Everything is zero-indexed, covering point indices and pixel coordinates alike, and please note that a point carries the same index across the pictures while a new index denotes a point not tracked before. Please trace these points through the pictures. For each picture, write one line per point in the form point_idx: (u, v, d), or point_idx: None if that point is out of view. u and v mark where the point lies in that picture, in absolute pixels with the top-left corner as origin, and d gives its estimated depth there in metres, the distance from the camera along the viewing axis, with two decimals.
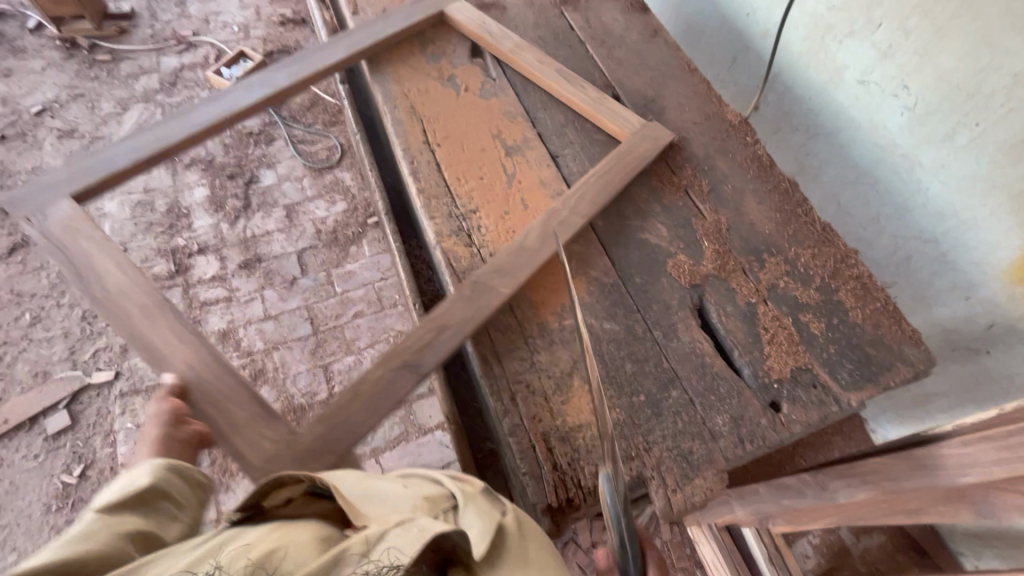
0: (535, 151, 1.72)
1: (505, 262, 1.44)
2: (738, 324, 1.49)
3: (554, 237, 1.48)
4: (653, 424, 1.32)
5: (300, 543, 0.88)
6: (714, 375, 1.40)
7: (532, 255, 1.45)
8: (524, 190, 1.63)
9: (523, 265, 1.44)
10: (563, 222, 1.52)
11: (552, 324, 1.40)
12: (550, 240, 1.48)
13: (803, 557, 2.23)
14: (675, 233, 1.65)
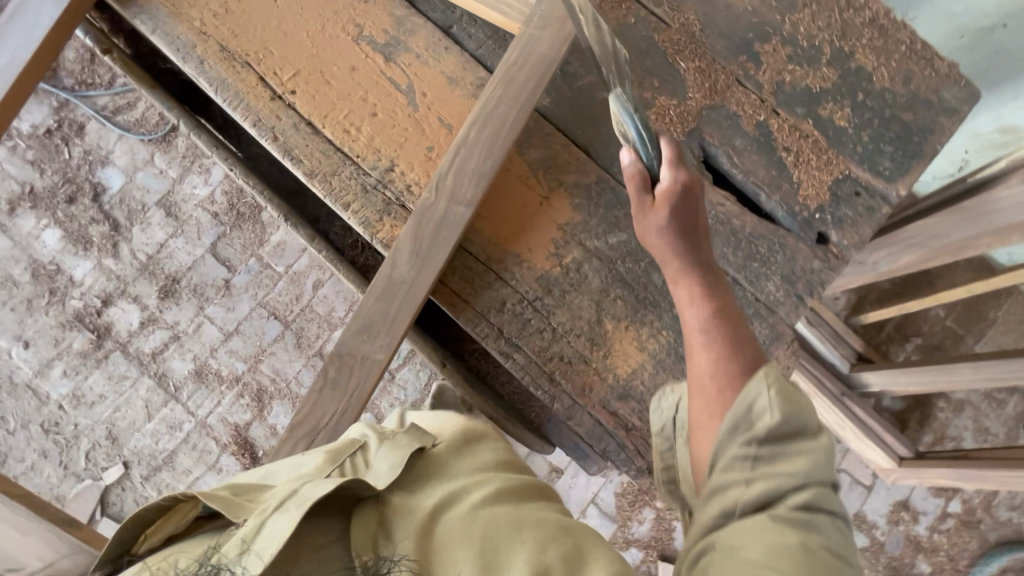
0: (419, 34, 1.20)
1: (375, 315, 1.11)
2: (754, 159, 1.21)
3: (429, 263, 1.08)
4: None
5: (185, 558, 0.73)
6: (748, 236, 1.18)
7: (409, 297, 1.09)
8: (436, 105, 1.18)
9: (403, 314, 1.10)
10: (440, 227, 1.08)
11: (553, 271, 1.13)
12: (426, 266, 1.08)
13: (834, 301, 2.30)
14: (641, 68, 1.23)
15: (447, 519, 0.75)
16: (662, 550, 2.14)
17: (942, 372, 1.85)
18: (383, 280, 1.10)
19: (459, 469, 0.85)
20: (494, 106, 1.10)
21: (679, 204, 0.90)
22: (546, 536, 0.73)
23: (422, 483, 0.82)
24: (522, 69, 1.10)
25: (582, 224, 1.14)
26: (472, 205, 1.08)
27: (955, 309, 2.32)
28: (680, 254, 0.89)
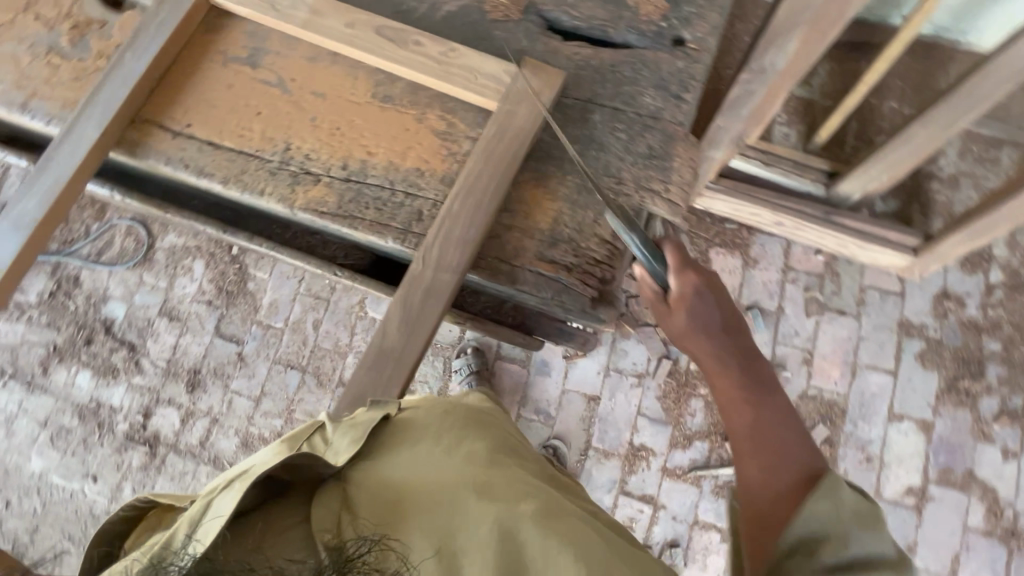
0: (273, 35, 1.36)
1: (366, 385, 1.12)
2: (590, 4, 1.29)
3: (418, 331, 1.13)
4: (605, 155, 1.20)
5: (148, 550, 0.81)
6: (611, 67, 1.25)
7: (396, 369, 1.12)
8: (305, 83, 1.32)
9: (389, 380, 1.12)
10: (427, 296, 1.14)
11: (453, 169, 1.22)
12: (415, 335, 1.13)
13: (785, 137, 2.31)
14: None
15: (417, 490, 0.88)
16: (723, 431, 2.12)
17: (901, 145, 1.82)
18: (375, 353, 1.13)
19: (428, 442, 0.97)
20: (472, 178, 1.15)
21: (702, 302, 1.15)
22: (507, 497, 0.87)
23: (394, 460, 0.94)
24: (504, 143, 1.17)
25: (461, 121, 1.25)
26: (451, 281, 1.13)
27: (907, 94, 2.29)
28: (707, 348, 1.13)
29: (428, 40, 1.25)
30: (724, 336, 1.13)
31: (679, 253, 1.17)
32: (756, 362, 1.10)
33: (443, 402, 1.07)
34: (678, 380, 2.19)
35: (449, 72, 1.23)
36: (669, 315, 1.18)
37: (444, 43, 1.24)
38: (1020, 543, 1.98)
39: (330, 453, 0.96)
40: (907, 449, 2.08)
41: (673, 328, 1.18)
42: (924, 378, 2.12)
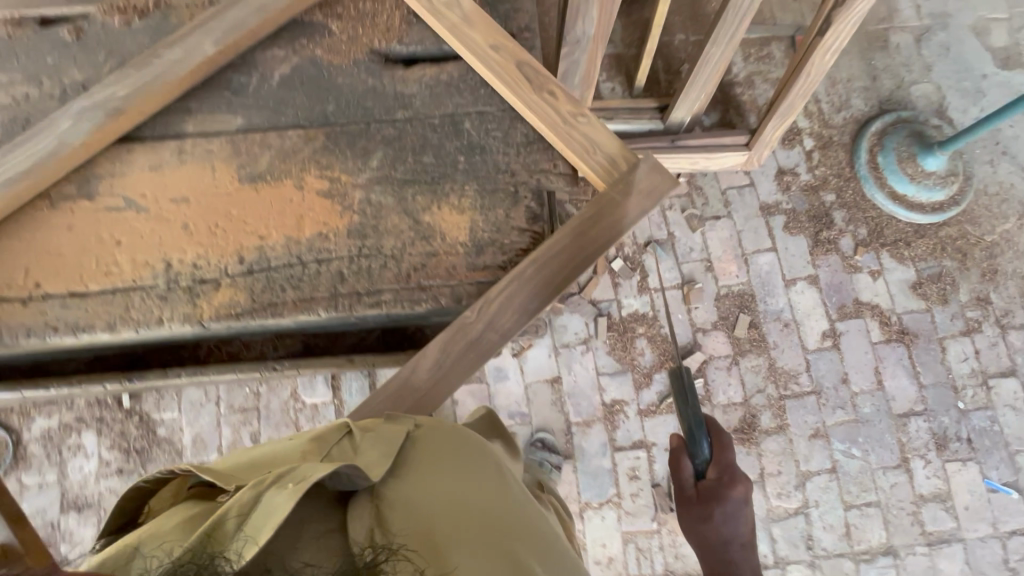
0: (99, 158, 1.24)
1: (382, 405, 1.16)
2: (417, 28, 1.35)
3: (446, 382, 1.15)
4: (490, 155, 1.26)
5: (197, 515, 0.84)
6: (461, 76, 1.32)
7: (420, 404, 1.16)
8: (160, 194, 1.22)
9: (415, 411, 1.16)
10: (466, 351, 1.15)
11: (355, 220, 1.21)
12: (442, 381, 1.16)
13: (612, 91, 2.59)
14: (284, 39, 1.34)
15: (451, 522, 0.89)
16: (672, 356, 2.32)
17: (705, 65, 2.16)
18: (396, 383, 1.16)
19: (452, 473, 0.99)
20: (551, 260, 1.16)
21: (728, 512, 1.17)
22: (532, 549, 0.92)
23: (420, 486, 0.95)
24: (595, 227, 1.17)
25: (342, 173, 1.24)
26: (489, 349, 1.15)
27: (688, 24, 2.66)
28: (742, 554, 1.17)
29: (563, 96, 1.24)
30: (732, 543, 1.17)
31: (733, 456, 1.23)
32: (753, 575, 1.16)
33: (456, 433, 1.10)
34: (618, 330, 2.35)
35: (572, 132, 1.23)
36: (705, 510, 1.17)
37: (579, 106, 1.24)
38: (911, 337, 2.42)
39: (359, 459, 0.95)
40: (809, 304, 2.44)
41: (697, 520, 1.18)
42: (796, 243, 2.50)
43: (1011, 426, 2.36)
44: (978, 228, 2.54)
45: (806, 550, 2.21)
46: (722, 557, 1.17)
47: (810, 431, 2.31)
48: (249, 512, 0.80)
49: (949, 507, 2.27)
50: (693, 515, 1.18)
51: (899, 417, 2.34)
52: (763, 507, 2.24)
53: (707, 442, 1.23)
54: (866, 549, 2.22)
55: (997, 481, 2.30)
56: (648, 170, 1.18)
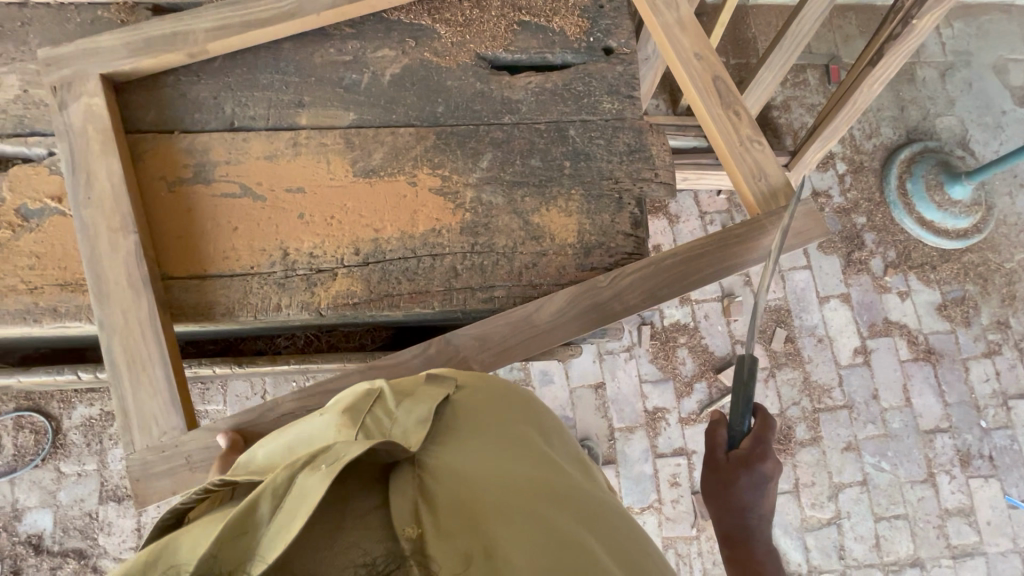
0: (214, 145, 1.26)
1: (492, 336, 1.15)
2: (522, 36, 1.40)
3: (563, 332, 1.17)
4: (595, 162, 1.32)
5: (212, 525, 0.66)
6: (565, 86, 1.37)
7: (530, 345, 1.16)
8: (275, 183, 1.25)
9: (526, 345, 1.16)
10: (589, 309, 1.18)
11: (467, 218, 1.25)
12: (558, 329, 1.16)
13: (657, 108, 2.66)
14: (393, 40, 1.38)
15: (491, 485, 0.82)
16: (711, 366, 2.39)
17: (757, 86, 2.27)
18: (520, 315, 1.16)
19: (492, 440, 0.94)
20: (686, 265, 1.20)
21: (757, 482, 1.09)
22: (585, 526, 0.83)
23: (462, 450, 0.88)
24: (739, 244, 1.22)
25: (453, 173, 1.28)
26: (611, 316, 1.18)
27: (730, 46, 2.76)
28: (762, 537, 1.09)
29: (746, 118, 1.29)
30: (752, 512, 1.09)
31: (772, 435, 1.13)
32: (764, 545, 1.09)
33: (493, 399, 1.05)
34: (660, 339, 2.41)
35: (745, 152, 1.28)
36: (734, 473, 1.10)
37: (757, 132, 1.29)
38: (937, 356, 2.52)
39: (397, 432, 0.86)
40: (842, 321, 2.53)
41: (723, 483, 1.10)
42: (830, 262, 2.59)
43: None
44: (998, 255, 2.68)
45: (839, 560, 2.27)
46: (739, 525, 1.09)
47: (843, 444, 2.38)
48: (281, 500, 0.65)
49: (972, 521, 2.36)
50: (719, 477, 1.10)
51: (925, 433, 2.43)
52: (799, 518, 2.30)
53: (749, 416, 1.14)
54: (895, 560, 2.29)
55: (1017, 498, 2.41)
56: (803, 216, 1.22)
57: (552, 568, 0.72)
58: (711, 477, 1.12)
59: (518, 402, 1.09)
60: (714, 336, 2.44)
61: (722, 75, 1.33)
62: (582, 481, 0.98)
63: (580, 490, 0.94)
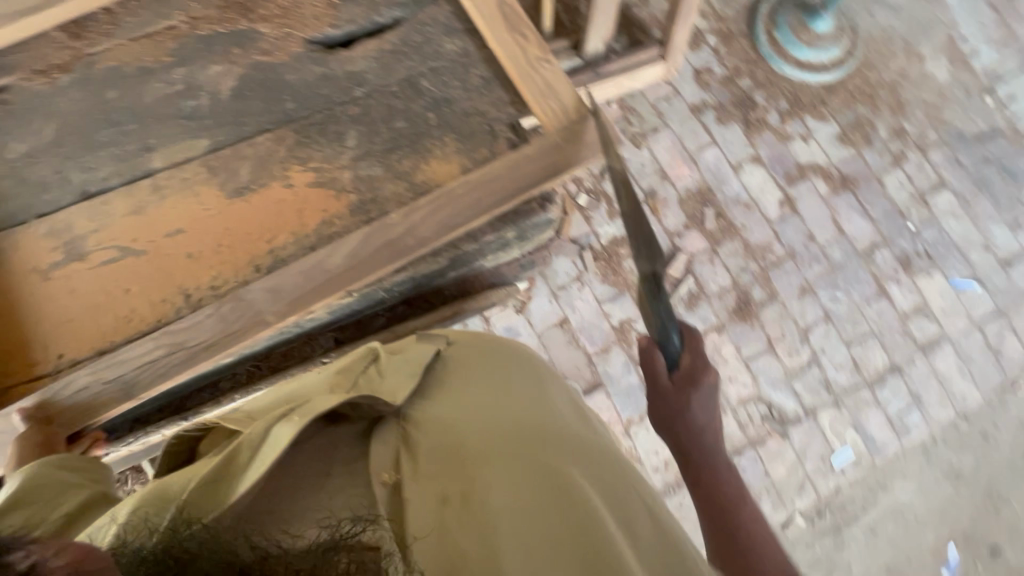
0: (75, 218, 1.21)
1: (290, 286, 1.15)
2: (344, 7, 1.38)
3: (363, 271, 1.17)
4: (456, 104, 1.32)
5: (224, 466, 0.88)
6: (403, 41, 1.36)
7: (331, 284, 1.17)
8: (151, 232, 1.21)
9: (319, 293, 1.15)
10: (383, 248, 1.18)
11: (353, 199, 1.25)
12: (358, 268, 1.17)
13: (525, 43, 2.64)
14: (218, 55, 1.33)
15: (469, 429, 1.01)
16: (658, 265, 2.47)
17: None
18: (311, 262, 1.15)
19: (478, 397, 1.12)
20: (477, 191, 1.21)
21: (700, 399, 1.15)
22: (550, 447, 1.02)
23: (444, 407, 1.07)
24: (550, 161, 1.24)
25: (324, 163, 1.27)
26: (406, 252, 1.17)
27: None
28: (719, 441, 1.16)
29: (534, 38, 1.31)
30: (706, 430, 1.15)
31: (701, 342, 1.18)
32: (724, 463, 1.14)
33: (477, 364, 1.25)
34: (604, 258, 2.46)
35: (532, 72, 1.30)
36: (681, 399, 1.14)
37: (545, 52, 1.30)
38: (853, 182, 2.66)
39: (386, 389, 1.05)
40: (760, 180, 2.63)
41: (672, 411, 1.15)
42: (731, 131, 2.68)
43: (955, 230, 2.65)
44: (876, 71, 2.81)
45: (828, 393, 2.42)
46: (698, 447, 1.15)
47: (798, 290, 2.51)
48: (264, 446, 0.88)
49: (929, 314, 2.54)
50: (668, 405, 1.15)
51: (865, 253, 2.58)
52: (781, 370, 2.42)
53: (678, 335, 1.17)
54: (876, 374, 2.46)
55: (960, 280, 2.59)
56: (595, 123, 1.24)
57: (517, 488, 0.91)
58: (658, 404, 1.18)
59: (504, 363, 1.28)
60: (651, 237, 2.51)
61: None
62: (570, 419, 1.16)
63: (565, 426, 1.11)
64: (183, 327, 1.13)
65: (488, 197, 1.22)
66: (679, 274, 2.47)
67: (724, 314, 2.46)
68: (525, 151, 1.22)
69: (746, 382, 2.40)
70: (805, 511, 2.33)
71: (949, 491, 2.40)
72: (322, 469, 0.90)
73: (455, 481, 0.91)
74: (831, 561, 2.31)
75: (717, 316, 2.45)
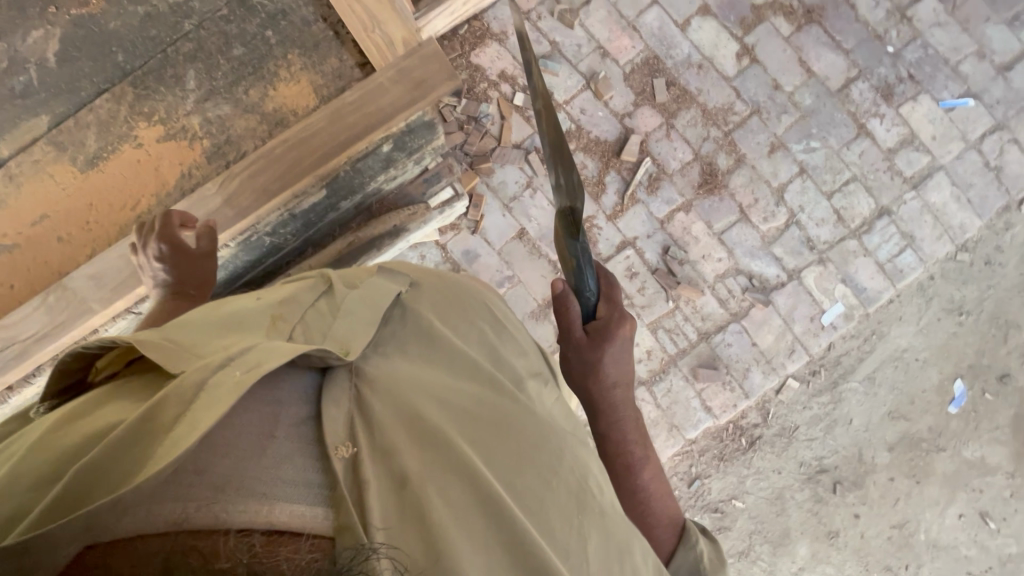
0: None
1: (120, 270, 1.10)
2: None
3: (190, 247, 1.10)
4: (294, 14, 1.17)
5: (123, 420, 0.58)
6: None
7: None
8: (16, 222, 1.17)
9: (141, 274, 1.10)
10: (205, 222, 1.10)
11: (208, 145, 1.16)
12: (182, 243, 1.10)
13: None
14: (33, 17, 1.21)
15: (431, 399, 0.78)
16: (610, 154, 2.31)
17: None
18: (131, 244, 1.10)
19: (449, 356, 0.88)
20: (298, 149, 1.09)
21: (615, 352, 1.18)
22: (527, 439, 0.79)
23: (401, 364, 0.82)
24: (393, 89, 1.09)
25: (169, 115, 1.17)
26: (226, 224, 1.10)
27: None
28: (629, 395, 1.23)
29: None
30: (618, 386, 1.21)
31: (620, 297, 1.20)
32: (630, 415, 1.22)
33: (447, 303, 1.00)
34: None
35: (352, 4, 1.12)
36: (596, 354, 1.17)
37: None
38: (819, 13, 2.34)
39: (338, 334, 0.78)
40: (712, 34, 2.35)
41: (586, 363, 1.18)
42: None
43: (944, 43, 2.33)
44: None
45: (811, 251, 2.29)
46: (610, 399, 1.21)
47: (768, 148, 2.31)
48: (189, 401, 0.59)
49: (918, 145, 2.31)
50: (584, 358, 1.17)
51: (840, 91, 2.32)
52: (758, 237, 2.29)
53: (594, 282, 1.16)
54: (862, 221, 2.29)
55: (952, 99, 2.32)
56: (425, 58, 1.09)
57: (491, 486, 0.69)
58: (579, 357, 1.19)
59: (472, 310, 1.02)
60: (600, 124, 2.32)
61: None
62: (530, 395, 0.93)
63: (543, 412, 0.89)
64: (13, 321, 1.09)
65: (306, 146, 1.09)
66: (635, 158, 2.29)
67: (690, 191, 2.30)
68: (346, 97, 1.09)
69: (722, 257, 2.29)
70: (798, 373, 2.29)
71: (951, 327, 2.30)
72: (268, 433, 0.62)
73: (417, 463, 0.68)
74: (830, 417, 2.29)
75: (681, 194, 2.30)
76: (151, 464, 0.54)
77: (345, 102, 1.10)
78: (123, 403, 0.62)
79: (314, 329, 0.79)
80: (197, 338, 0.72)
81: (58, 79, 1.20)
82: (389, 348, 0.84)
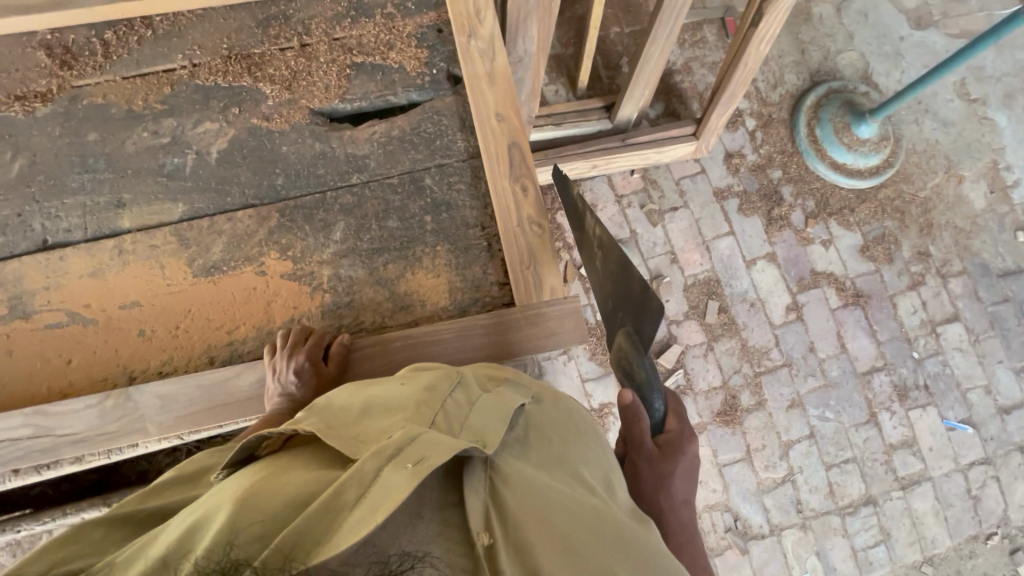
0: (28, 271, 1.13)
1: (192, 402, 1.05)
2: (359, 80, 1.28)
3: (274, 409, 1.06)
4: (457, 211, 1.22)
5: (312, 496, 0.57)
6: (414, 129, 1.26)
7: (230, 412, 1.06)
8: (104, 299, 1.12)
9: (209, 414, 1.05)
10: None
11: (328, 300, 1.16)
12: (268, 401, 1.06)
13: (557, 94, 2.50)
14: (214, 110, 1.23)
15: (556, 511, 0.67)
16: None
17: (644, 64, 2.00)
18: (215, 379, 1.06)
19: (567, 464, 0.78)
20: (419, 349, 1.10)
21: (686, 468, 1.06)
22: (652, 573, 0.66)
23: (526, 468, 0.72)
24: (526, 329, 1.13)
25: (302, 258, 1.17)
26: None
27: (622, 15, 2.59)
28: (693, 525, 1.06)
29: (533, 194, 1.20)
30: (686, 506, 1.06)
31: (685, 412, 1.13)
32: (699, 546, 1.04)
33: (562, 408, 0.89)
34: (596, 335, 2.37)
35: (517, 234, 1.18)
36: (669, 465, 1.04)
37: (538, 214, 1.19)
38: (865, 299, 2.56)
39: (477, 428, 0.72)
40: (771, 280, 2.53)
41: (660, 477, 1.03)
42: (752, 223, 2.57)
43: (960, 367, 2.55)
44: (912, 186, 2.69)
45: (797, 514, 2.35)
46: (679, 525, 1.04)
47: (788, 402, 2.42)
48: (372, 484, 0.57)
49: (916, 451, 2.46)
50: (658, 471, 1.02)
51: (863, 375, 2.49)
52: (754, 482, 2.35)
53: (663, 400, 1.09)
54: (850, 503, 2.38)
55: (955, 421, 2.50)
56: (566, 314, 1.14)
57: None
58: (647, 471, 1.02)
59: (585, 422, 0.92)
60: None
61: (521, 141, 1.24)
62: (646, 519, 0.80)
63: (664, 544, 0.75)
64: (60, 413, 1.02)
65: (427, 351, 1.10)
66: (670, 365, 2.39)
67: (708, 414, 2.38)
68: (482, 320, 1.12)
69: (716, 488, 2.33)
70: None
71: None
72: (412, 510, 0.60)
73: None
74: None
75: (699, 415, 2.37)
76: (342, 536, 0.51)
77: (478, 323, 1.12)
78: (303, 477, 0.62)
79: (452, 419, 0.73)
80: (362, 422, 0.72)
81: (211, 176, 1.20)
82: (513, 449, 0.75)
